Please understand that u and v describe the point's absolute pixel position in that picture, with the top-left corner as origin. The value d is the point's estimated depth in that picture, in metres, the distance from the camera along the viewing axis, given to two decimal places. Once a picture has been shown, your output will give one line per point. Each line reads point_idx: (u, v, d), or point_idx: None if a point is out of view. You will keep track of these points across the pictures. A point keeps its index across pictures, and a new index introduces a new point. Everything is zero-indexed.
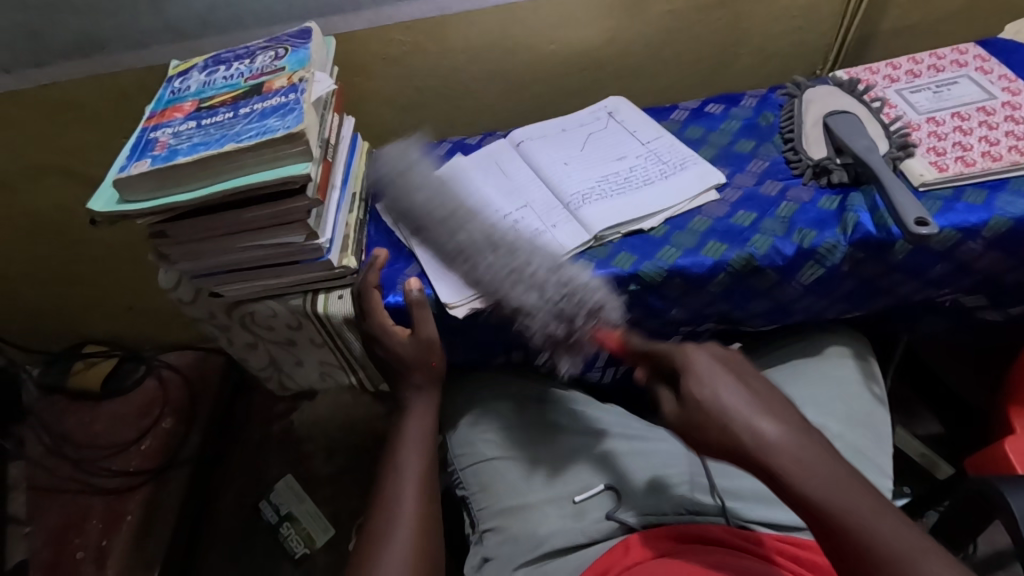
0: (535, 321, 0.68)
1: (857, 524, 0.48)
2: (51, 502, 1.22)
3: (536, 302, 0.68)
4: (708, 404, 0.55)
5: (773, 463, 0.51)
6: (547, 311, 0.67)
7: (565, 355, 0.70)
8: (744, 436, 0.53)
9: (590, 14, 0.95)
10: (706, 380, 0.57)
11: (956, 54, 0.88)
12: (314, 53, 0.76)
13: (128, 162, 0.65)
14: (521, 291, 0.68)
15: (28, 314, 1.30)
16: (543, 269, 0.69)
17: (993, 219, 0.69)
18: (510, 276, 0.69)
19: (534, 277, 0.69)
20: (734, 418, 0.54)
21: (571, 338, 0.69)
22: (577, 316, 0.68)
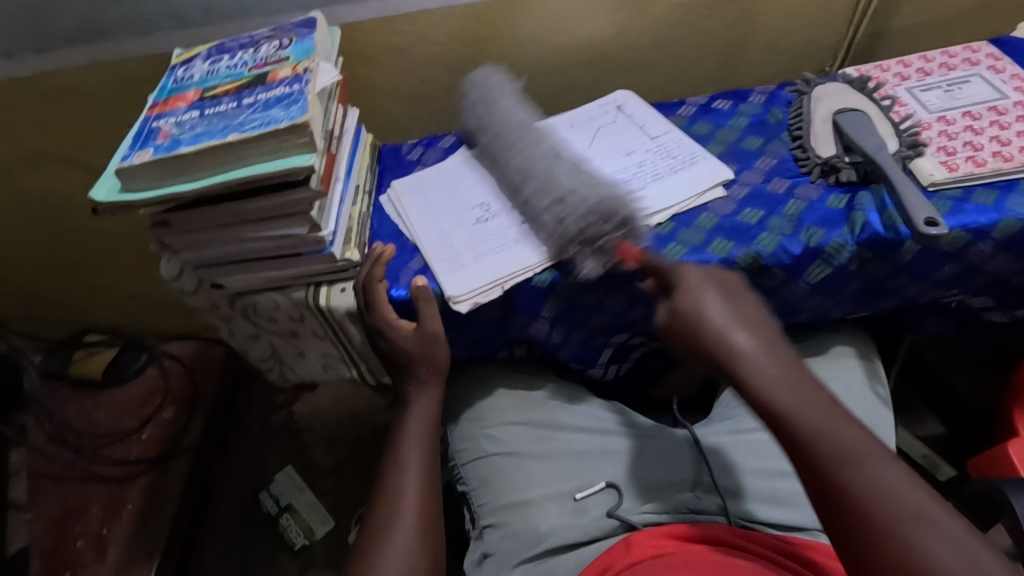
0: (571, 215, 0.67)
1: (816, 429, 0.48)
2: (51, 488, 1.22)
3: (579, 198, 0.67)
4: (685, 313, 0.58)
5: (743, 361, 0.54)
6: (585, 208, 0.66)
7: (591, 256, 0.67)
8: (718, 337, 0.55)
9: (598, 7, 0.94)
10: (687, 293, 0.60)
11: (968, 53, 0.87)
12: (319, 43, 0.75)
13: (130, 151, 0.65)
14: (566, 191, 0.69)
15: (30, 301, 1.30)
16: (591, 180, 0.70)
17: (1003, 220, 0.69)
18: (553, 186, 0.70)
19: (588, 181, 0.70)
20: (709, 322, 0.56)
21: (603, 238, 0.66)
22: (597, 222, 0.66)
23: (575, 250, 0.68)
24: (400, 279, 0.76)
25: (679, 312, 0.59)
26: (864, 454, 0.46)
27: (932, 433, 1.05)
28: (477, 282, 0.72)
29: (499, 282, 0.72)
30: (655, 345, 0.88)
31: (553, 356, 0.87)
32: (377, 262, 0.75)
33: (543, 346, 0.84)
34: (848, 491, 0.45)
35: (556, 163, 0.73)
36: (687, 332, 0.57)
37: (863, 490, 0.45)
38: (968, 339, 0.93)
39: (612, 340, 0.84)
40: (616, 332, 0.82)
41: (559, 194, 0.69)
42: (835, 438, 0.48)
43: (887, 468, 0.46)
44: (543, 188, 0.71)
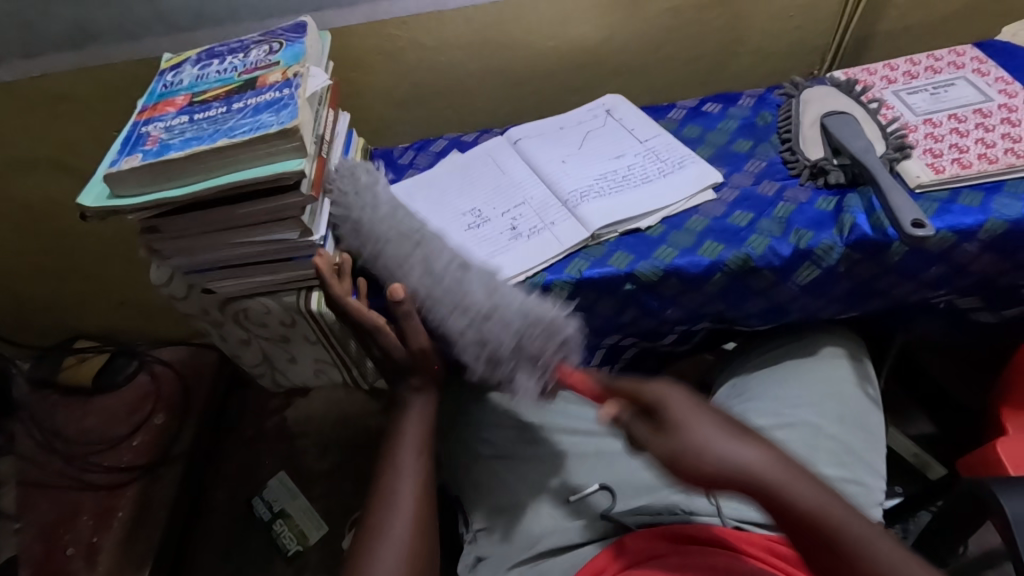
0: (484, 338, 0.63)
1: (865, 555, 0.47)
2: (41, 497, 1.21)
3: (493, 320, 0.63)
4: (697, 450, 0.51)
5: (776, 492, 0.49)
6: (505, 332, 0.63)
7: (516, 382, 0.64)
8: (742, 467, 0.50)
9: (588, 11, 0.95)
10: (696, 421, 0.52)
11: (953, 56, 0.88)
12: (309, 47, 0.75)
13: (118, 156, 0.64)
14: (475, 306, 0.65)
15: (18, 308, 1.29)
16: (506, 299, 0.65)
17: (989, 221, 0.69)
18: (453, 326, 0.66)
19: (498, 302, 0.64)
20: (729, 452, 0.51)
21: (516, 365, 0.63)
22: (509, 363, 0.63)
23: (499, 373, 0.64)
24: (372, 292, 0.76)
25: (688, 451, 0.51)
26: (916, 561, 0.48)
27: (922, 432, 1.06)
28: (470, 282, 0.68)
29: None
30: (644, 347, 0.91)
31: None
32: (338, 275, 0.72)
33: None
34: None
35: (460, 273, 0.69)
36: (713, 466, 0.50)
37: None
38: (957, 339, 0.94)
39: (604, 342, 0.86)
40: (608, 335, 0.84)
41: (461, 334, 0.65)
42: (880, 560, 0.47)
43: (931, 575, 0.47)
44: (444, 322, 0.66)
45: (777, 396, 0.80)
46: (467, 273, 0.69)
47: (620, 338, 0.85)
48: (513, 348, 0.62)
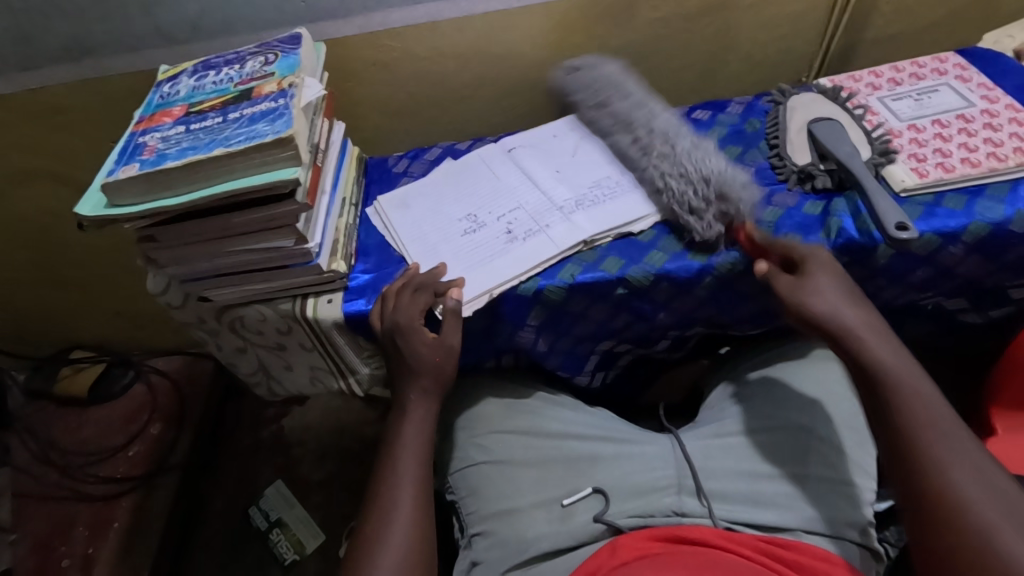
0: (699, 192, 0.74)
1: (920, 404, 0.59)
2: (37, 509, 1.20)
3: (687, 179, 0.75)
4: (806, 298, 0.66)
5: (861, 341, 0.63)
6: (701, 190, 0.74)
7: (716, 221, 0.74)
8: (839, 316, 0.65)
9: (579, 21, 0.96)
10: (819, 283, 0.67)
11: (936, 63, 0.90)
12: (303, 58, 0.76)
13: (116, 166, 0.65)
14: (676, 169, 0.76)
15: (16, 319, 1.29)
16: (694, 162, 0.76)
17: (972, 224, 0.71)
18: (675, 157, 0.77)
19: (695, 166, 0.76)
20: (834, 306, 0.65)
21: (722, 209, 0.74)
22: (712, 191, 0.74)
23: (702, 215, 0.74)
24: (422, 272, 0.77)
25: (798, 297, 0.66)
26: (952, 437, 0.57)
27: None
28: (473, 288, 0.73)
29: (487, 291, 0.73)
30: (639, 353, 0.92)
31: (540, 365, 0.88)
32: (413, 289, 0.73)
33: (530, 355, 0.85)
34: (929, 444, 0.57)
35: (686, 145, 0.79)
36: (809, 300, 0.66)
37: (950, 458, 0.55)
38: (946, 340, 0.95)
39: (597, 348, 0.87)
40: (601, 341, 0.85)
41: (687, 156, 0.77)
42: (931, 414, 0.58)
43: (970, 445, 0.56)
44: (659, 156, 0.78)
45: (767, 398, 0.80)
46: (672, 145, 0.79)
47: (615, 344, 0.87)
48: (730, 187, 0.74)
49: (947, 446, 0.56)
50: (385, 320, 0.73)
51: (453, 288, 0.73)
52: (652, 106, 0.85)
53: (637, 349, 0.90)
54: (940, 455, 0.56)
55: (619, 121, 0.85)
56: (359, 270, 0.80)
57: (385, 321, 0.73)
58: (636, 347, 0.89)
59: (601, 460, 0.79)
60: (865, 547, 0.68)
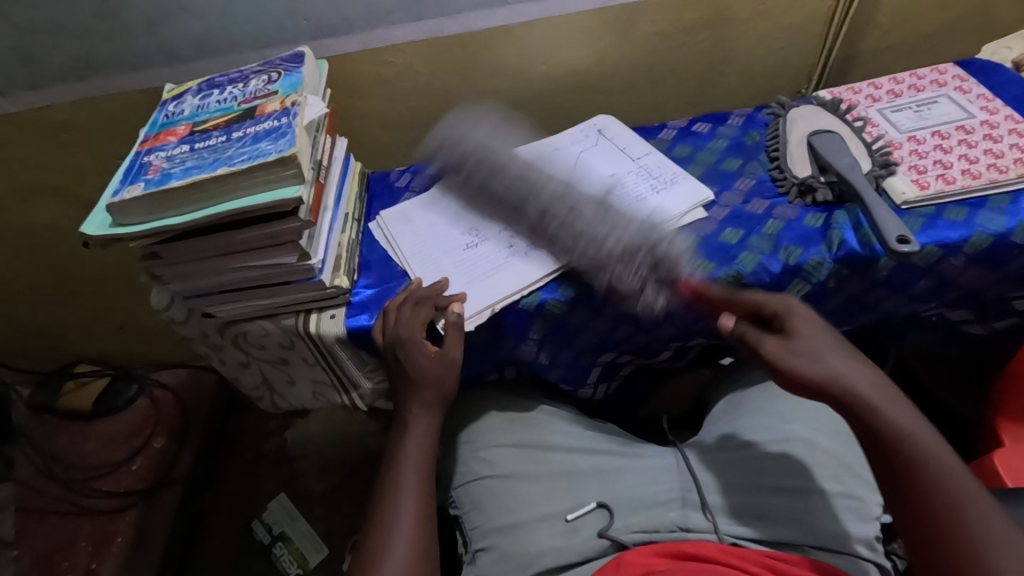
0: (625, 273, 0.72)
1: (933, 464, 0.56)
2: (39, 524, 1.20)
3: (617, 246, 0.72)
4: (790, 360, 0.63)
5: (866, 404, 0.60)
6: (631, 261, 0.72)
7: (659, 288, 0.72)
8: (841, 377, 0.61)
9: (579, 36, 0.97)
10: (804, 342, 0.64)
11: (935, 75, 0.90)
12: (307, 77, 0.77)
13: (121, 186, 0.66)
14: (604, 232, 0.73)
15: (20, 334, 1.30)
16: (619, 228, 0.74)
17: (974, 235, 0.71)
18: (587, 228, 0.74)
19: (617, 234, 0.73)
20: (826, 362, 0.62)
21: (664, 272, 0.72)
22: (646, 259, 0.72)
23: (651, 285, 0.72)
24: (405, 288, 0.78)
25: (783, 358, 0.63)
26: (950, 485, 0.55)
27: None
28: (475, 302, 0.74)
29: (489, 305, 0.73)
30: (641, 364, 0.92)
31: (542, 377, 0.88)
32: (415, 304, 0.73)
33: (533, 367, 0.85)
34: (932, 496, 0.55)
35: (593, 210, 0.76)
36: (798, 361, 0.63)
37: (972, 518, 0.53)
38: (950, 349, 0.94)
39: (600, 360, 0.87)
40: (603, 353, 0.85)
41: (601, 228, 0.74)
42: (944, 472, 0.56)
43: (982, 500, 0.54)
44: (571, 228, 0.75)
45: (767, 412, 0.80)
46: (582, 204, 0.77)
47: (616, 356, 0.87)
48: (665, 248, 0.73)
49: (950, 499, 0.54)
50: (388, 336, 0.73)
51: (456, 303, 0.73)
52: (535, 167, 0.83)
53: (638, 360, 0.90)
54: (949, 508, 0.54)
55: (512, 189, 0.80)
56: (362, 285, 0.81)
57: (388, 336, 0.73)
58: (638, 358, 0.89)
59: (604, 475, 0.78)
60: (869, 561, 0.67)
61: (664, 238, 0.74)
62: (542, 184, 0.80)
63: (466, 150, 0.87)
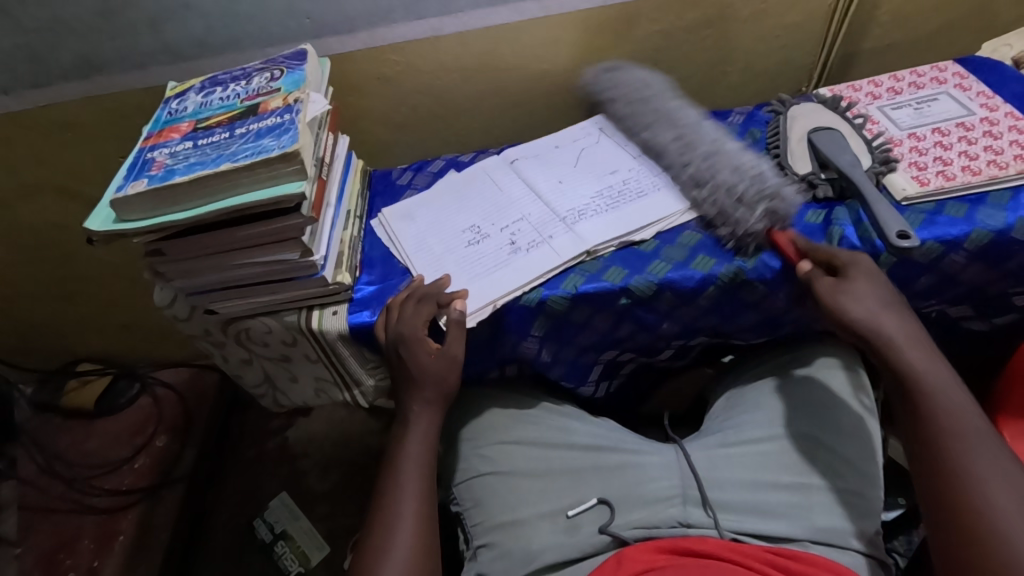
0: (735, 206, 0.75)
1: (958, 418, 0.61)
2: (42, 522, 1.21)
3: (738, 181, 0.76)
4: (846, 300, 0.67)
5: (898, 349, 0.65)
6: (751, 197, 0.75)
7: (766, 220, 0.74)
8: (876, 325, 0.66)
9: (581, 34, 0.98)
10: (861, 287, 0.68)
11: (935, 72, 0.90)
12: (309, 74, 0.77)
13: (125, 182, 0.66)
14: (726, 171, 0.77)
15: (24, 333, 1.30)
16: (740, 167, 0.78)
17: (974, 232, 0.71)
18: (723, 165, 0.78)
19: (742, 173, 0.77)
20: (872, 311, 0.67)
21: (768, 211, 0.74)
22: (763, 197, 0.75)
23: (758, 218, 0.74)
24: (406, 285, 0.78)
25: (838, 298, 0.68)
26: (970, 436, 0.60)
27: None
28: (476, 299, 0.74)
29: (490, 301, 0.74)
30: (642, 362, 0.92)
31: (543, 374, 0.88)
32: (416, 300, 0.73)
33: (534, 364, 0.85)
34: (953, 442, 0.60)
35: (720, 147, 0.81)
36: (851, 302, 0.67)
37: (980, 461, 0.58)
38: (951, 348, 0.94)
39: (601, 358, 0.87)
40: (605, 350, 0.85)
41: (724, 165, 0.78)
42: (968, 428, 0.60)
43: (997, 449, 0.59)
44: (706, 159, 0.79)
45: (768, 408, 0.80)
46: (699, 146, 0.81)
47: (617, 353, 0.87)
48: (771, 192, 0.75)
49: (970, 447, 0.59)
50: (389, 333, 0.73)
51: (458, 300, 0.73)
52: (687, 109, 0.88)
53: (640, 358, 0.90)
54: (966, 454, 0.58)
55: (653, 120, 0.87)
56: (364, 282, 0.81)
57: (389, 333, 0.73)
58: (639, 356, 0.89)
59: (606, 471, 0.78)
60: (871, 556, 0.68)
61: (775, 187, 0.75)
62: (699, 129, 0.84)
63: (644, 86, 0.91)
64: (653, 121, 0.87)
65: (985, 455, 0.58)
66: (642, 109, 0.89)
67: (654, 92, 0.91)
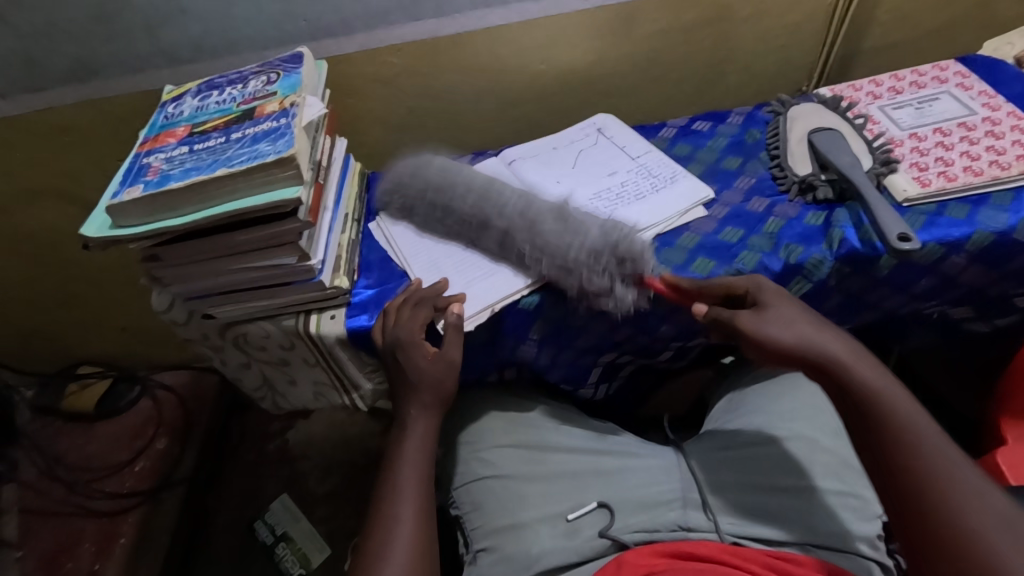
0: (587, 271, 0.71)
1: (911, 432, 0.57)
2: (42, 525, 1.20)
3: (586, 243, 0.71)
4: (766, 329, 0.65)
5: (850, 373, 0.62)
6: (595, 262, 0.71)
7: (622, 283, 0.71)
8: (824, 349, 0.63)
9: (579, 35, 0.97)
10: (779, 313, 0.66)
11: (936, 72, 0.90)
12: (305, 77, 0.76)
13: (120, 188, 0.66)
14: (574, 233, 0.72)
15: (23, 336, 1.30)
16: (588, 225, 0.73)
17: (976, 233, 0.71)
18: (570, 226, 0.73)
19: (585, 231, 0.72)
20: (806, 334, 0.64)
21: (629, 270, 0.71)
22: (612, 257, 0.71)
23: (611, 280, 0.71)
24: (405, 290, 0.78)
25: (758, 329, 0.65)
26: (932, 452, 0.56)
27: None
28: (474, 303, 0.73)
29: (488, 305, 0.73)
30: (641, 364, 0.92)
31: (543, 377, 0.88)
32: (413, 304, 0.73)
33: (533, 368, 0.85)
34: (919, 463, 0.56)
35: (569, 206, 0.76)
36: (778, 328, 0.65)
37: (946, 478, 0.54)
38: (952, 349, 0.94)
39: (600, 360, 0.87)
40: (604, 353, 0.85)
41: (580, 224, 0.73)
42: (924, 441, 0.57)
43: (959, 461, 0.56)
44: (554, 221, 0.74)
45: (755, 419, 0.80)
46: (558, 205, 0.77)
47: (617, 356, 0.86)
48: (624, 252, 0.70)
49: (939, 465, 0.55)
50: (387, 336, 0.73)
51: (455, 304, 0.73)
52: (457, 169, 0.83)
53: (639, 360, 0.89)
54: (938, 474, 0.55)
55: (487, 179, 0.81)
56: (362, 286, 0.81)
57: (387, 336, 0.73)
58: (638, 358, 0.89)
59: (606, 473, 0.78)
60: (873, 560, 0.66)
61: (629, 244, 0.71)
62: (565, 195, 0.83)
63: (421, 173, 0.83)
64: (488, 181, 0.80)
65: (957, 475, 0.54)
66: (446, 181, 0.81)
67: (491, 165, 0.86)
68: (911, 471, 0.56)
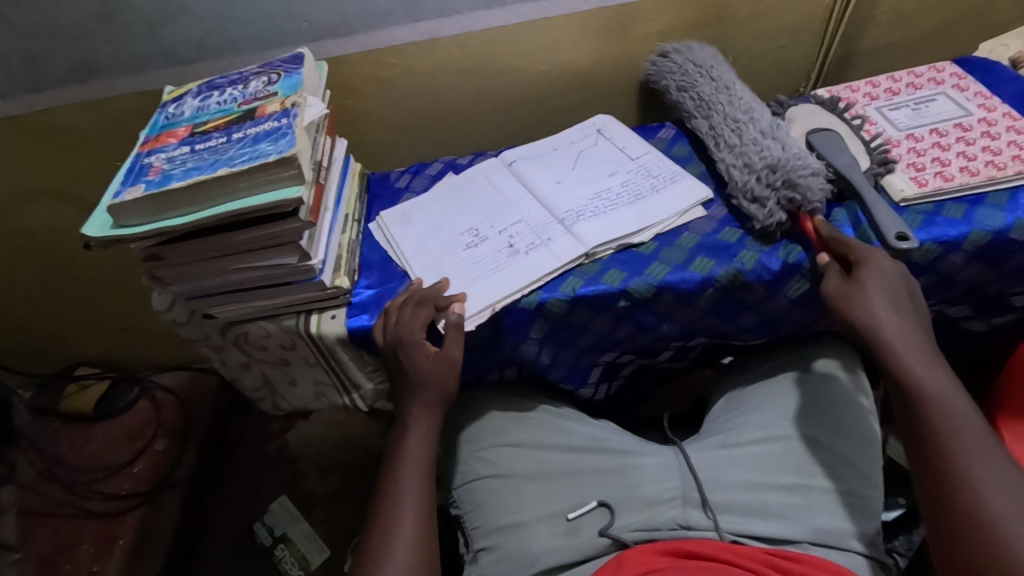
0: (749, 189, 0.77)
1: (951, 421, 0.60)
2: (42, 526, 1.20)
3: (757, 162, 0.78)
4: (846, 302, 0.67)
5: (899, 356, 0.64)
6: (760, 180, 0.76)
7: (776, 204, 0.74)
8: (879, 329, 0.65)
9: (578, 36, 0.98)
10: (865, 288, 0.67)
11: (933, 73, 0.90)
12: (306, 77, 0.77)
13: (122, 187, 0.66)
14: (743, 153, 0.80)
15: (23, 337, 1.30)
16: (760, 151, 0.79)
17: (973, 232, 0.71)
18: (744, 145, 0.81)
19: (760, 152, 0.79)
20: (875, 314, 0.65)
21: (789, 193, 0.74)
22: (778, 177, 0.75)
23: (768, 200, 0.75)
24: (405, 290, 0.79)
25: (841, 300, 0.67)
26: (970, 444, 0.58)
27: None
28: (476, 301, 0.74)
29: (489, 304, 0.73)
30: (641, 364, 0.92)
31: (543, 377, 0.88)
32: (415, 303, 0.73)
33: (534, 367, 0.85)
34: (950, 451, 0.58)
35: (744, 128, 0.83)
36: (852, 306, 0.66)
37: (977, 467, 0.57)
38: (950, 348, 0.94)
39: (600, 360, 0.87)
40: (604, 352, 0.85)
41: (757, 144, 0.80)
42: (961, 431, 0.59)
43: (996, 456, 0.57)
44: (734, 138, 0.82)
45: (755, 414, 0.80)
46: (749, 130, 0.83)
47: (616, 355, 0.87)
48: (788, 178, 0.75)
49: (970, 455, 0.57)
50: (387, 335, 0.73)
51: (457, 304, 0.73)
52: (734, 92, 0.89)
53: (639, 360, 0.90)
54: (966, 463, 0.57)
55: (699, 102, 0.89)
56: (362, 285, 0.81)
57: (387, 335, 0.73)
58: (638, 358, 0.89)
59: (606, 472, 0.78)
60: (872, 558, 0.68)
61: (794, 173, 0.75)
62: (753, 111, 0.85)
63: (705, 64, 0.92)
64: (704, 102, 0.88)
65: (990, 464, 0.56)
66: (708, 93, 0.89)
67: (709, 73, 0.91)
68: (944, 455, 0.58)
